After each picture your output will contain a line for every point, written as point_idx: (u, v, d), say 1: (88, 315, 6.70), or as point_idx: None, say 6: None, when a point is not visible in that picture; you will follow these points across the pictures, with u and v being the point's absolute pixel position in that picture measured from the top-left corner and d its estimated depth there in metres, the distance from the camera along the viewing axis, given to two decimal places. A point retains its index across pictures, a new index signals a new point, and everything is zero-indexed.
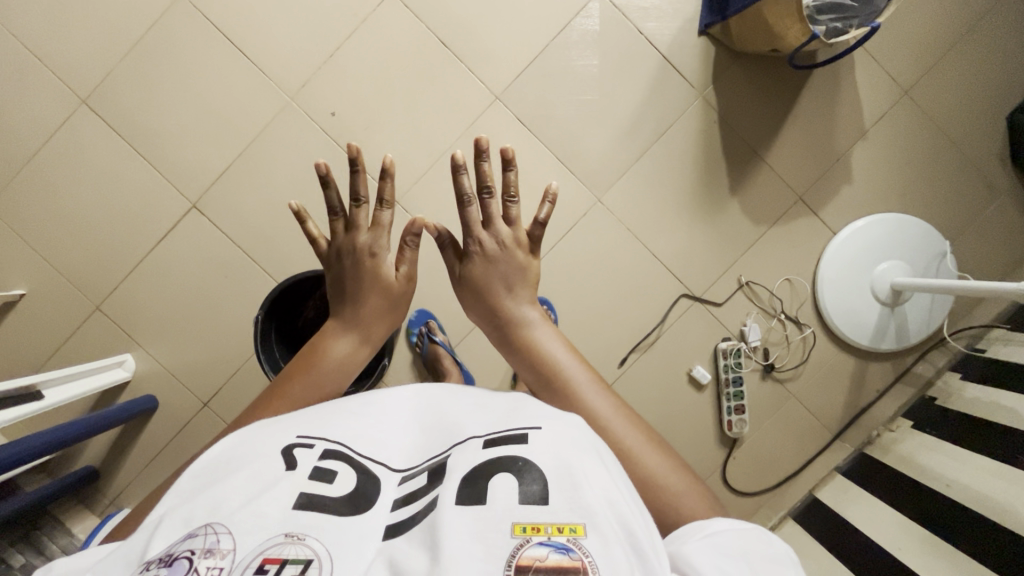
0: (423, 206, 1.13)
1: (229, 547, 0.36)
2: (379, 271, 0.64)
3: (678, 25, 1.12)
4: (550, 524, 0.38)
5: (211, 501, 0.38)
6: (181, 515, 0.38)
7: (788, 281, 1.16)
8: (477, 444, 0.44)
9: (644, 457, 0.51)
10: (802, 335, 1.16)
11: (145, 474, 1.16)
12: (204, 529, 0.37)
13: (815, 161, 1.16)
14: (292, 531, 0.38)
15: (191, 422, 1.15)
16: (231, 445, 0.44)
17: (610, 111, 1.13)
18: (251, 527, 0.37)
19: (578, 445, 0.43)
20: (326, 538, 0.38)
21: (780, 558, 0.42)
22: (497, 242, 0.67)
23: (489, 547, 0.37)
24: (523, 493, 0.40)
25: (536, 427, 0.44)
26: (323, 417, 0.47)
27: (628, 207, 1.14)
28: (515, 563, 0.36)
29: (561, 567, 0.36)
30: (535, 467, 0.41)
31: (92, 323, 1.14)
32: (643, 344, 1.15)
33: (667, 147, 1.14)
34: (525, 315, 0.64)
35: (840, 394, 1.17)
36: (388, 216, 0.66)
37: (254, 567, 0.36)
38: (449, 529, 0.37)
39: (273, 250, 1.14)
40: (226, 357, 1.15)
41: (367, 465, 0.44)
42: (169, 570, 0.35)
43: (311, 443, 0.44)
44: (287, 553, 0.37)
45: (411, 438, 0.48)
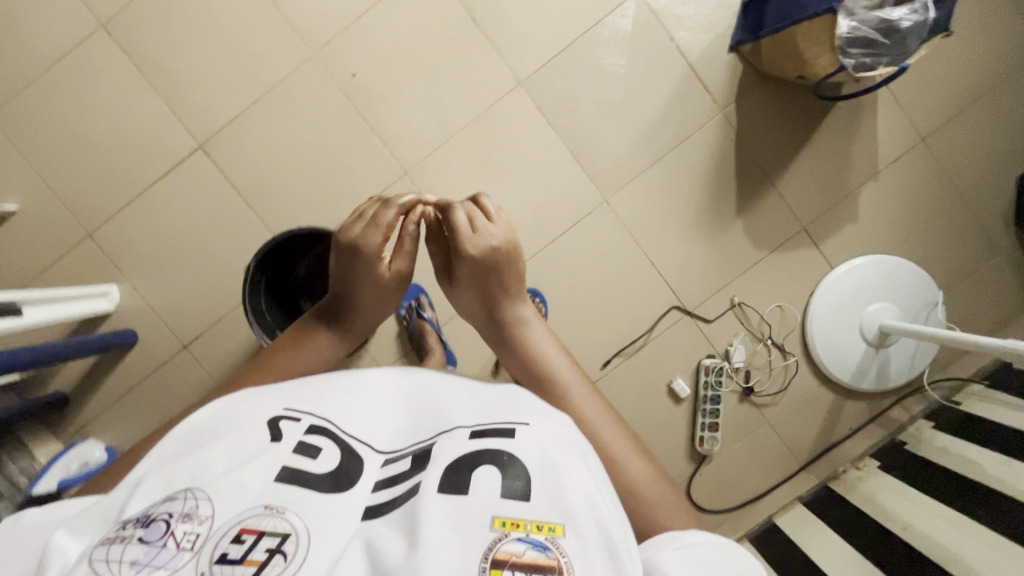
0: (431, 181, 1.13)
1: (207, 514, 0.37)
2: (373, 267, 0.65)
3: (710, 37, 1.11)
4: (530, 522, 0.38)
5: (194, 467, 0.39)
6: (162, 478, 0.39)
7: (780, 308, 1.17)
8: (463, 434, 0.44)
9: (629, 465, 0.52)
10: (785, 363, 1.17)
11: (115, 408, 1.16)
12: (184, 493, 0.38)
13: (826, 194, 1.15)
14: (271, 504, 0.38)
15: (169, 362, 1.15)
16: (218, 410, 0.45)
17: (630, 114, 1.12)
18: (230, 497, 0.38)
19: (563, 445, 0.44)
20: (305, 514, 0.38)
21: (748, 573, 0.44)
22: (490, 249, 0.64)
23: (467, 537, 0.37)
24: (506, 488, 0.40)
25: (524, 423, 0.45)
26: (310, 393, 0.47)
27: (634, 212, 1.14)
28: (491, 556, 0.37)
29: (537, 566, 0.36)
30: (519, 463, 0.42)
31: (81, 251, 1.13)
32: (627, 349, 1.15)
33: (681, 158, 1.13)
34: (518, 315, 0.64)
35: (815, 426, 1.19)
36: (392, 214, 0.66)
37: (231, 536, 0.36)
38: (427, 516, 0.37)
39: (273, 203, 1.13)
40: (212, 303, 1.15)
41: (352, 445, 0.44)
42: (146, 531, 0.36)
43: (299, 417, 0.44)
44: (265, 524, 0.37)
45: (398, 420, 0.48)
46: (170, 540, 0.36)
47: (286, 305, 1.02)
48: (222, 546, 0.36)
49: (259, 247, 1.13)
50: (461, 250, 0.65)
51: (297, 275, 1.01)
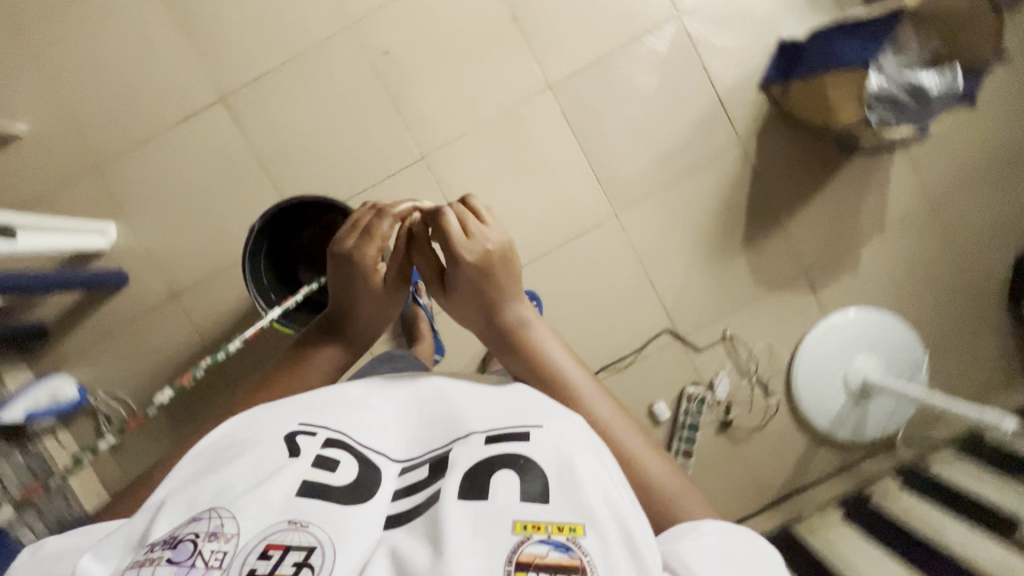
0: (447, 169, 1.13)
1: (232, 532, 0.42)
2: (370, 280, 0.65)
3: (742, 72, 1.12)
4: (551, 524, 0.42)
5: (214, 488, 0.44)
6: (185, 501, 0.43)
7: (770, 347, 1.17)
8: (479, 439, 0.48)
9: (646, 461, 0.55)
10: (766, 402, 1.17)
11: (94, 346, 1.14)
12: (208, 513, 0.43)
13: (831, 241, 1.16)
14: (294, 518, 0.43)
15: (157, 309, 1.14)
16: (233, 431, 0.49)
17: (653, 134, 1.13)
18: (254, 513, 0.42)
19: (576, 445, 0.47)
20: (327, 526, 0.42)
21: (763, 558, 0.48)
22: (486, 254, 0.62)
23: (491, 543, 0.41)
24: (526, 491, 0.44)
25: (537, 425, 0.49)
26: (324, 405, 0.51)
27: (642, 230, 1.15)
28: (515, 559, 0.41)
29: (560, 565, 0.41)
30: (536, 466, 0.46)
31: (84, 184, 1.11)
32: (614, 364, 1.16)
33: (696, 185, 1.14)
34: (521, 317, 0.63)
35: (788, 469, 1.19)
36: (386, 226, 0.66)
37: (258, 552, 0.41)
38: (451, 525, 0.41)
39: (286, 166, 1.12)
40: (209, 256, 1.14)
41: (370, 456, 0.49)
42: (174, 552, 0.40)
43: (315, 431, 0.49)
44: (291, 539, 0.42)
45: (411, 428, 0.52)
46: (198, 559, 0.40)
47: (285, 269, 1.01)
48: (251, 562, 0.40)
49: (265, 208, 1.12)
50: (458, 255, 0.62)
51: (301, 241, 1.00)
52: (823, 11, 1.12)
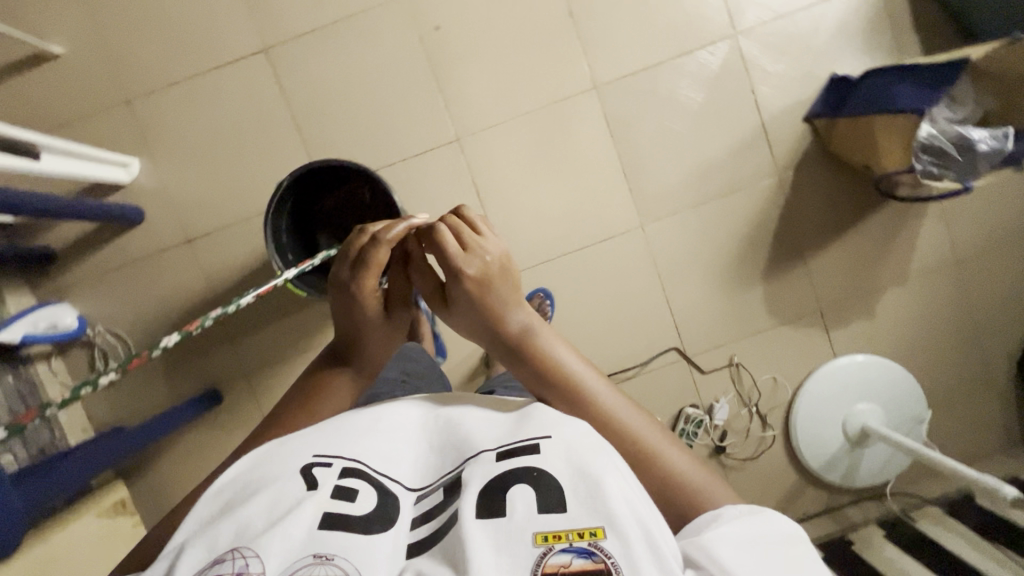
0: (480, 155, 1.11)
1: (257, 571, 0.41)
2: (374, 307, 0.63)
3: (790, 101, 1.11)
4: (570, 532, 0.43)
5: (235, 528, 0.43)
6: (204, 545, 0.43)
7: (774, 379, 1.17)
8: (490, 456, 0.48)
9: (670, 459, 0.52)
10: (762, 434, 1.17)
11: (100, 280, 1.13)
12: (230, 555, 0.42)
13: (852, 283, 1.15)
14: (319, 552, 0.43)
15: (169, 252, 1.13)
16: (249, 467, 0.49)
17: (690, 150, 1.12)
18: (277, 550, 0.42)
19: (587, 449, 0.47)
20: (353, 556, 0.43)
21: (786, 536, 0.46)
22: (485, 267, 0.60)
23: (515, 560, 0.42)
24: (543, 503, 0.45)
25: (546, 436, 0.48)
26: (335, 432, 0.51)
27: (664, 245, 1.14)
28: (541, 570, 0.42)
29: (585, 570, 0.42)
30: (549, 475, 0.46)
31: (114, 115, 1.10)
32: (616, 374, 1.16)
33: (725, 207, 1.13)
34: (526, 322, 0.60)
35: (772, 503, 1.19)
36: (384, 252, 0.64)
37: None
38: (474, 547, 0.42)
39: (319, 128, 1.11)
40: (228, 207, 1.12)
41: (385, 484, 0.49)
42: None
43: (330, 462, 0.49)
44: (318, 573, 0.41)
45: (422, 456, 0.52)
46: None
47: (304, 231, 0.99)
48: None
49: (292, 167, 1.11)
50: (457, 268, 0.60)
51: (324, 207, 0.98)
52: (880, 52, 1.11)
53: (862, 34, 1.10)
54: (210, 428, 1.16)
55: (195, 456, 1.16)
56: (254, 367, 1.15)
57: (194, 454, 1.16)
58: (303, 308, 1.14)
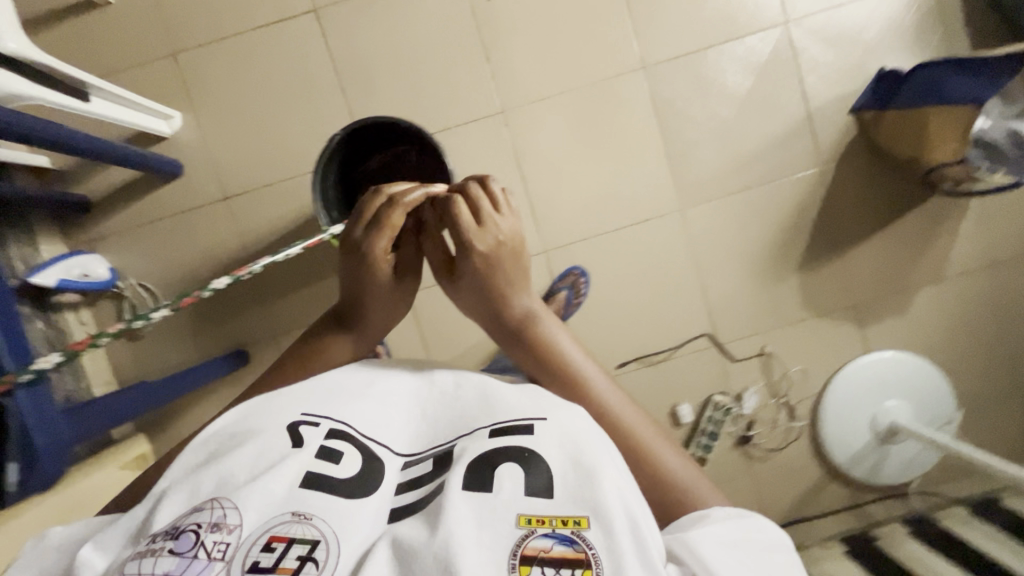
0: (524, 128, 1.11)
1: (234, 523, 0.43)
2: (383, 271, 0.61)
3: (837, 93, 1.11)
4: (554, 518, 0.44)
5: (219, 478, 0.46)
6: (187, 491, 0.45)
7: (804, 371, 1.16)
8: (484, 433, 0.50)
9: (658, 453, 0.54)
10: (789, 425, 1.16)
11: (133, 232, 1.12)
12: (210, 504, 0.44)
13: (888, 279, 1.15)
14: (298, 511, 0.44)
15: (205, 208, 1.12)
16: (237, 420, 0.52)
17: (735, 135, 1.11)
18: (256, 505, 0.44)
19: (579, 439, 0.48)
20: (331, 519, 0.44)
21: (770, 543, 0.47)
22: (499, 246, 0.60)
23: (497, 535, 0.43)
24: (530, 485, 0.46)
25: (542, 418, 0.50)
26: (329, 399, 0.53)
27: (702, 230, 1.13)
28: (520, 552, 0.42)
29: (565, 559, 0.42)
30: (539, 458, 0.47)
31: (157, 68, 1.09)
32: (647, 358, 1.15)
33: (766, 196, 1.13)
34: (530, 309, 0.60)
35: (795, 497, 1.18)
36: (399, 215, 0.61)
37: (262, 544, 0.42)
38: (456, 515, 0.43)
39: (362, 92, 1.10)
40: (266, 166, 1.11)
41: (372, 449, 0.50)
42: (176, 543, 0.42)
43: (318, 423, 0.51)
44: (294, 532, 0.43)
45: (414, 423, 0.54)
46: (201, 550, 0.42)
47: (347, 192, 0.98)
48: (254, 555, 0.41)
49: (334, 130, 1.10)
50: (470, 243, 0.59)
51: (368, 167, 0.98)
52: (930, 48, 1.10)
53: (912, 29, 1.10)
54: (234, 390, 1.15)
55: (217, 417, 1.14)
56: (282, 330, 1.14)
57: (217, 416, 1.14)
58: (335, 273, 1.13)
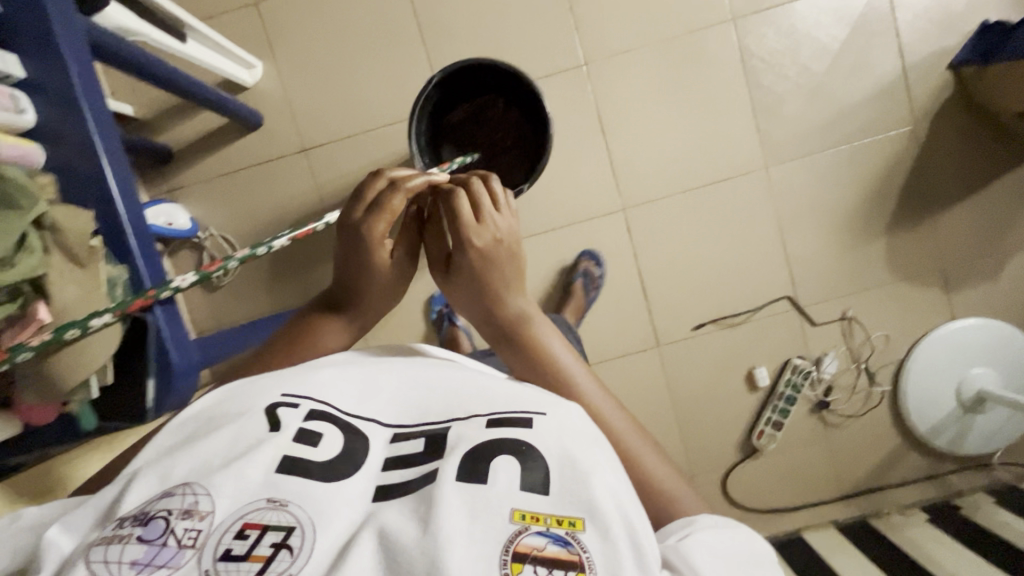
0: (607, 81, 1.09)
1: (206, 509, 0.36)
2: (380, 256, 0.59)
3: (935, 48, 1.07)
4: (550, 516, 0.37)
5: (191, 460, 0.39)
6: (157, 473, 0.38)
7: (886, 337, 1.13)
8: (480, 422, 0.43)
9: (645, 463, 0.51)
10: (869, 391, 1.14)
11: (212, 183, 1.12)
12: (182, 488, 0.37)
13: (979, 243, 1.11)
14: (274, 496, 0.37)
15: (283, 160, 1.12)
16: (216, 400, 0.44)
17: (825, 92, 1.08)
18: (229, 490, 0.37)
19: (579, 436, 0.43)
20: (309, 505, 0.37)
21: (760, 556, 0.44)
22: (496, 242, 0.58)
23: (489, 529, 0.36)
24: (526, 480, 0.39)
25: (541, 413, 0.44)
26: (309, 376, 0.46)
27: (787, 190, 1.10)
28: (513, 549, 0.36)
29: (561, 561, 0.36)
30: (539, 452, 0.41)
31: (239, 18, 1.09)
32: (724, 321, 1.13)
33: (855, 156, 1.09)
34: (525, 310, 0.57)
35: (872, 465, 1.16)
36: (399, 201, 0.59)
37: (235, 531, 0.35)
38: (447, 511, 0.36)
39: (442, 44, 1.09)
40: (345, 118, 1.11)
41: (356, 425, 0.43)
42: (144, 529, 0.35)
43: (298, 403, 0.43)
44: (269, 518, 0.36)
45: (403, 393, 0.46)
46: (170, 538, 0.35)
47: (436, 142, 0.98)
48: (226, 542, 0.35)
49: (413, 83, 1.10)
50: (468, 237, 0.57)
51: (453, 118, 0.97)
52: None
53: None
54: None
55: None
56: None
57: None
58: None
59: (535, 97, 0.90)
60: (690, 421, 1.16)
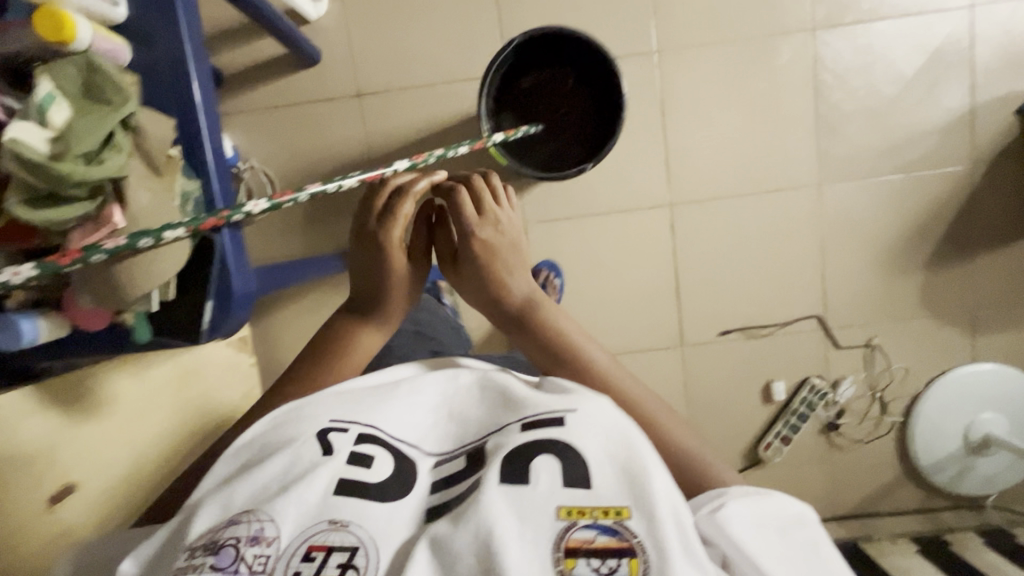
0: (676, 73, 1.06)
1: (273, 536, 0.38)
2: (401, 260, 0.57)
3: (1005, 91, 1.06)
4: (595, 508, 0.37)
5: (250, 490, 0.40)
6: (219, 502, 0.39)
7: (905, 369, 1.14)
8: (516, 427, 0.42)
9: (669, 427, 0.51)
10: (879, 419, 1.15)
11: (259, 115, 1.09)
12: (246, 517, 0.38)
13: (1012, 291, 1.12)
14: (335, 518, 0.38)
15: (336, 101, 1.08)
16: (264, 429, 0.45)
17: (889, 118, 1.07)
18: (289, 516, 0.38)
19: (617, 429, 0.41)
20: (368, 525, 0.38)
21: (796, 520, 0.43)
22: (501, 237, 0.58)
23: (539, 530, 0.37)
24: (569, 476, 0.39)
25: (571, 410, 0.42)
26: (355, 398, 0.45)
27: (835, 210, 1.10)
28: (564, 545, 0.36)
29: (609, 549, 0.37)
30: (578, 451, 0.40)
31: None
32: (751, 330, 1.13)
33: (907, 187, 1.09)
34: (529, 292, 0.58)
35: (868, 491, 1.19)
36: (409, 204, 0.58)
37: (302, 555, 0.37)
38: (496, 518, 0.36)
39: (514, 9, 1.06)
40: (404, 70, 1.08)
41: (402, 449, 0.43)
42: (216, 558, 0.37)
43: (347, 427, 0.43)
44: (333, 540, 0.37)
45: (442, 423, 0.46)
46: (242, 565, 0.37)
47: (500, 107, 0.95)
48: (296, 566, 0.37)
49: (480, 45, 1.07)
50: (473, 233, 0.58)
51: (521, 84, 0.94)
52: None
53: None
54: (335, 292, 1.11)
55: (319, 318, 1.12)
56: None
57: (319, 317, 1.11)
58: None
59: (613, 82, 0.89)
60: (702, 425, 1.16)
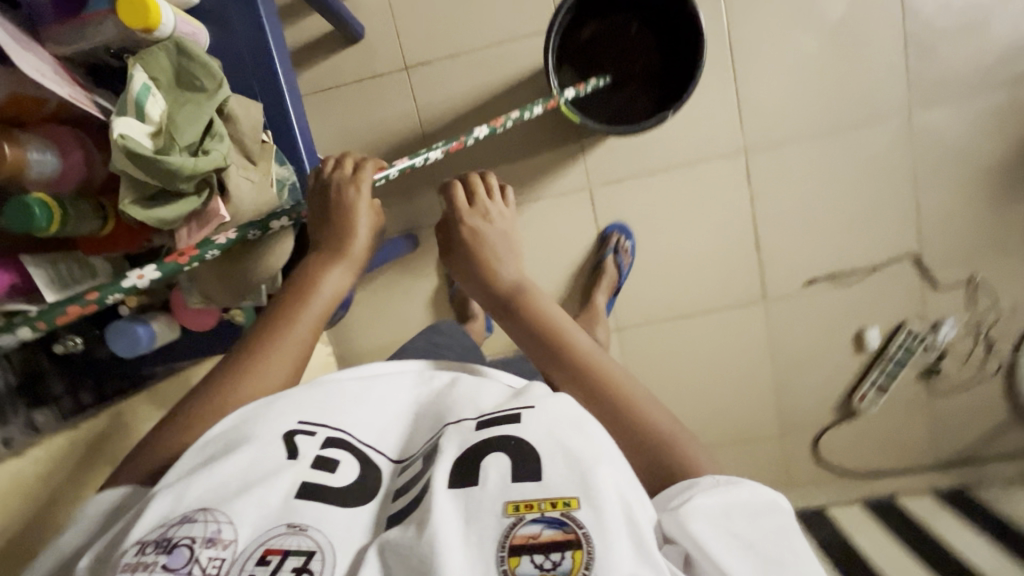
0: (746, 6, 0.98)
1: (230, 538, 0.35)
2: (358, 202, 0.52)
3: None
4: (543, 500, 0.35)
5: (212, 485, 0.37)
6: (172, 495, 0.36)
7: (1014, 305, 1.06)
8: (470, 425, 0.41)
9: (647, 407, 0.46)
10: (984, 359, 1.08)
11: (307, 100, 1.06)
12: (203, 515, 0.36)
13: None
14: (293, 521, 0.36)
15: (382, 78, 1.04)
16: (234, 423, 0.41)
17: (989, 30, 0.97)
18: (249, 516, 0.36)
19: (572, 423, 0.39)
20: (328, 528, 0.36)
21: (768, 514, 0.38)
22: (489, 221, 0.57)
23: (483, 531, 0.34)
24: (519, 471, 0.37)
25: (528, 407, 0.41)
26: (326, 395, 0.44)
27: (928, 140, 1.01)
28: (508, 542, 0.34)
29: (556, 543, 0.34)
30: (529, 446, 0.38)
31: None
32: (839, 278, 1.07)
33: (1012, 104, 0.99)
34: (520, 278, 0.55)
35: (975, 436, 1.12)
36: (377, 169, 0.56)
37: (257, 558, 0.34)
38: (439, 516, 0.35)
39: None
40: (450, 36, 1.02)
41: (366, 454, 0.42)
42: (169, 558, 0.34)
43: (314, 430, 0.41)
44: (290, 544, 0.35)
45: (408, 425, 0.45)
46: (195, 568, 0.34)
47: (562, 65, 0.89)
48: (250, 569, 0.34)
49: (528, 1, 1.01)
50: (460, 218, 0.57)
51: (581, 35, 0.89)
52: None
53: None
54: (401, 275, 1.09)
55: (388, 302, 1.10)
56: None
57: (387, 302, 1.10)
58: (516, 159, 1.04)
59: (689, 25, 0.82)
60: (790, 380, 1.11)
